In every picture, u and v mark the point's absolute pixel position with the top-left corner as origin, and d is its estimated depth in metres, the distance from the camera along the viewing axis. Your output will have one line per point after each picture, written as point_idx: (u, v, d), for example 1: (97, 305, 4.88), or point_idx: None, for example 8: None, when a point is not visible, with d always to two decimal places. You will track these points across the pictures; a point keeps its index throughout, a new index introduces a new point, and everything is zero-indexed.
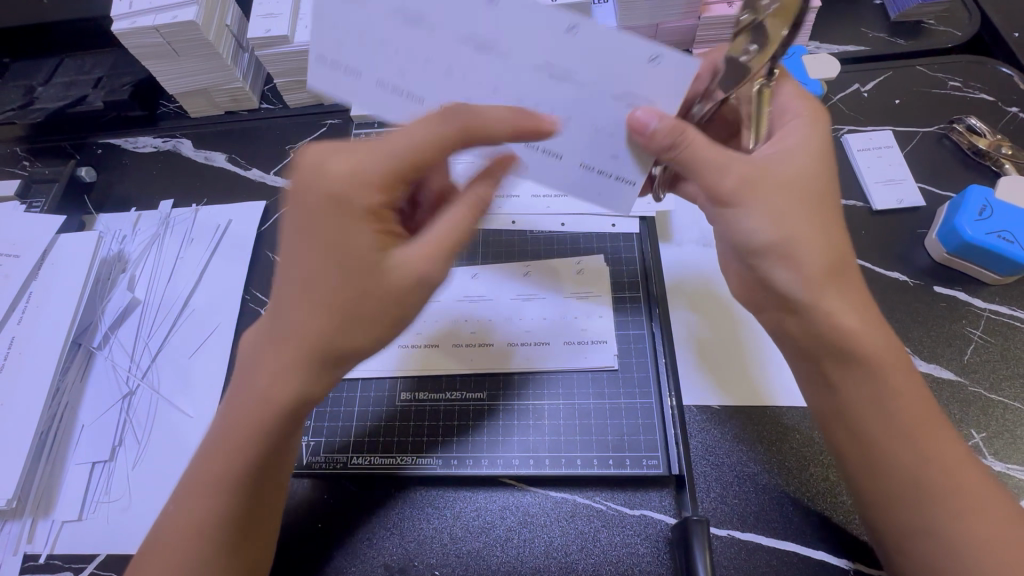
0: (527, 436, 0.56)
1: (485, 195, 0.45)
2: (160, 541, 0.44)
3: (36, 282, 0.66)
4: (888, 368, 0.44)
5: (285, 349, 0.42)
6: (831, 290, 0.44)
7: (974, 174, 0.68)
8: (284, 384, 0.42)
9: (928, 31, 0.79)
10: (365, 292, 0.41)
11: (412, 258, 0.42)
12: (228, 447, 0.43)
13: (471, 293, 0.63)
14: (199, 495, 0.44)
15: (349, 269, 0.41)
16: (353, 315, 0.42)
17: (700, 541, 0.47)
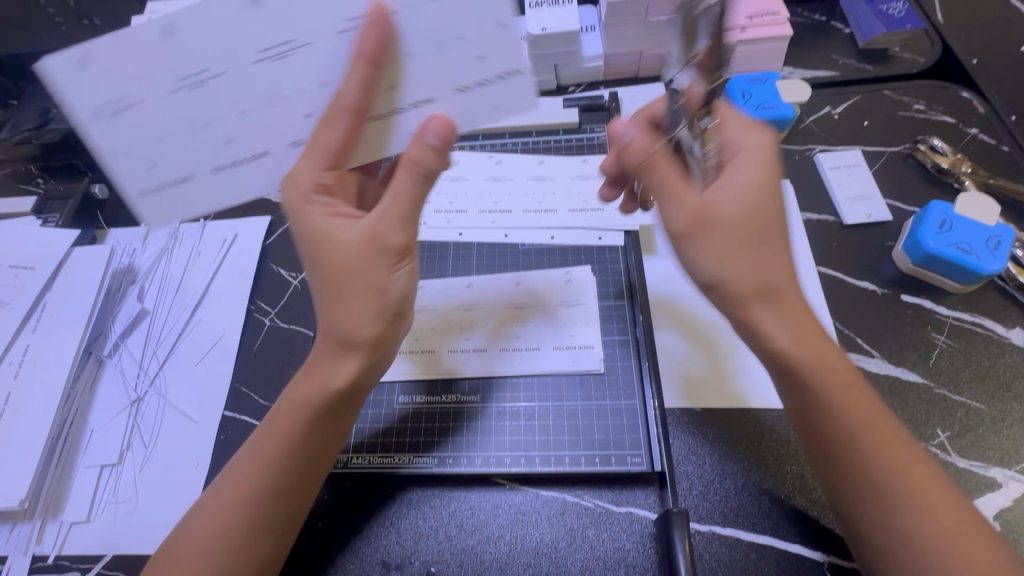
0: (518, 436, 0.59)
1: (423, 156, 0.46)
2: (202, 512, 0.49)
3: (51, 292, 0.70)
4: (840, 377, 0.46)
5: (328, 363, 0.49)
6: (770, 302, 0.46)
7: (937, 191, 0.73)
8: (348, 369, 0.50)
9: (895, 58, 0.84)
10: (353, 261, 0.48)
11: (380, 226, 0.48)
12: (285, 427, 0.50)
13: (465, 302, 0.67)
14: (245, 470, 0.50)
15: (345, 242, 0.48)
16: (354, 290, 0.48)
17: (681, 532, 0.50)
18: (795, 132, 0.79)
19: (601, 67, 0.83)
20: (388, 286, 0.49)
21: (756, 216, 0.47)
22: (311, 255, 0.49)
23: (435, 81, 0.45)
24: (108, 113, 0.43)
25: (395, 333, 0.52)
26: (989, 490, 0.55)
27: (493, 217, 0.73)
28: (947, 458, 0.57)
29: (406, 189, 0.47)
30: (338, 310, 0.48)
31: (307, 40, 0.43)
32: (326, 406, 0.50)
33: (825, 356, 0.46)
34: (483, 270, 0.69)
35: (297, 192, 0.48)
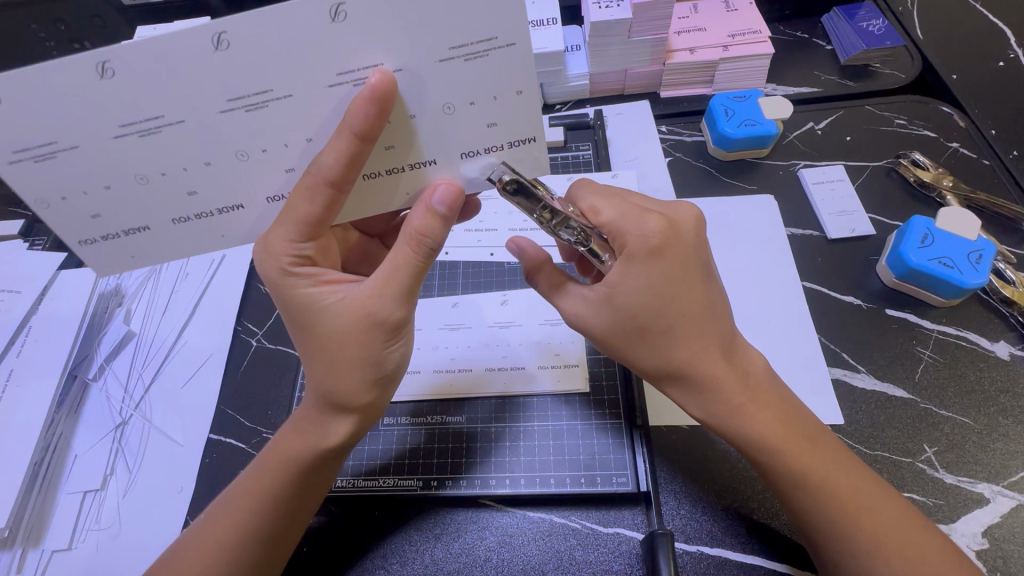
0: (504, 458, 0.59)
1: (428, 226, 0.45)
2: (184, 554, 0.49)
3: (37, 316, 0.69)
4: (757, 442, 0.49)
5: (313, 413, 0.51)
6: (675, 381, 0.51)
7: (920, 205, 0.74)
8: (345, 430, 0.51)
9: (876, 73, 0.85)
10: (347, 336, 0.47)
11: (374, 300, 0.47)
12: (279, 477, 0.50)
13: (450, 321, 0.67)
14: (233, 515, 0.50)
15: (336, 314, 0.48)
16: (349, 364, 0.48)
17: (666, 554, 0.50)
18: (779, 147, 0.80)
19: (586, 85, 0.84)
20: (384, 358, 0.49)
21: (658, 303, 0.48)
22: (304, 327, 0.49)
23: (430, 144, 0.44)
24: (45, 157, 0.40)
25: (391, 392, 0.53)
26: (977, 506, 0.55)
27: (479, 235, 0.74)
28: (934, 473, 0.56)
29: (405, 261, 0.46)
30: (318, 376, 0.49)
31: (284, 94, 0.39)
32: (318, 464, 0.51)
33: (741, 420, 0.50)
34: (469, 289, 0.70)
35: (283, 267, 0.48)
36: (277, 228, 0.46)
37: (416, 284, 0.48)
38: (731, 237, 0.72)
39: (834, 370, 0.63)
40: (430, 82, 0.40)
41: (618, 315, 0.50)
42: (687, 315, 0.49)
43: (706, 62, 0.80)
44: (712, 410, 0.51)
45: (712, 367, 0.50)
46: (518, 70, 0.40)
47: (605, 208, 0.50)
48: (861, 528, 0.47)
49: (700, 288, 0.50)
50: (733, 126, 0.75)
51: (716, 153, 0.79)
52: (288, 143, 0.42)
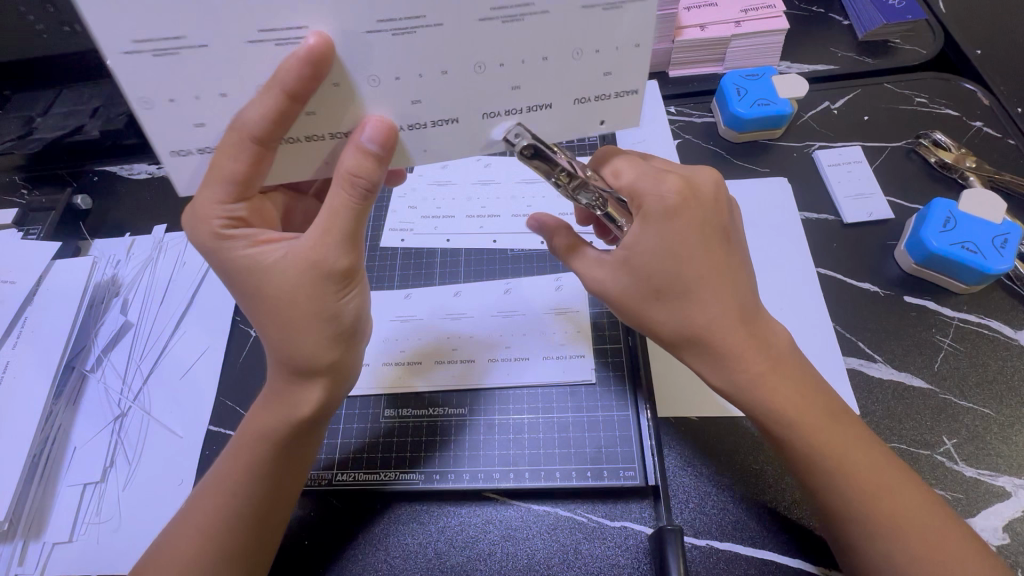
0: (508, 450, 0.58)
1: (360, 166, 0.42)
2: (169, 547, 0.48)
3: (31, 306, 0.68)
4: (781, 416, 0.47)
5: (297, 383, 0.50)
6: (695, 349, 0.48)
7: (941, 187, 0.71)
8: (318, 395, 0.50)
9: (896, 49, 0.81)
10: (294, 291, 0.46)
11: (317, 250, 0.45)
12: (253, 450, 0.49)
13: (453, 310, 0.65)
14: (216, 500, 0.49)
15: (279, 269, 0.46)
16: (300, 318, 0.47)
17: (675, 550, 0.49)
18: (793, 128, 0.76)
19: None
20: (338, 309, 0.48)
21: (674, 265, 0.46)
22: (247, 288, 0.48)
23: (549, 88, 0.43)
24: (168, 52, 0.38)
25: (357, 353, 0.53)
26: (998, 500, 0.53)
27: (482, 222, 0.72)
28: (954, 466, 0.55)
29: (342, 204, 0.44)
30: (274, 335, 0.48)
31: (435, 22, 0.39)
32: (293, 431, 0.50)
33: (763, 391, 0.47)
34: (472, 277, 0.67)
35: (214, 231, 0.46)
36: (206, 188, 0.45)
37: (359, 227, 0.46)
38: (743, 221, 0.70)
39: (849, 360, 0.61)
40: (565, 27, 0.41)
41: (635, 277, 0.48)
42: (706, 279, 0.46)
43: (718, 39, 0.77)
44: (735, 380, 0.48)
45: (735, 335, 0.47)
46: (641, 28, 0.42)
47: (625, 168, 0.49)
48: (875, 515, 0.45)
49: (721, 252, 0.47)
50: (745, 106, 0.72)
51: (727, 134, 0.76)
52: (424, 73, 0.41)
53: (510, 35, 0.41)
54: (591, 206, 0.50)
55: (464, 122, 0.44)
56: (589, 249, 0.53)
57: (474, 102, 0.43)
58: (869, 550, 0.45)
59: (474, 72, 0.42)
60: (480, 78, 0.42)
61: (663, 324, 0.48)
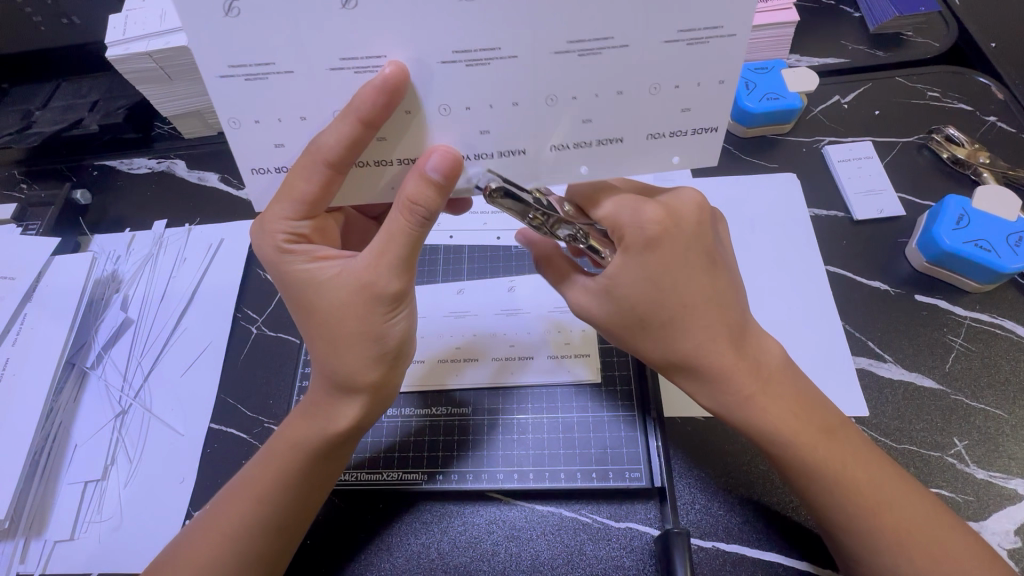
0: (512, 451, 0.57)
1: (420, 194, 0.41)
2: (189, 548, 0.47)
3: (31, 303, 0.67)
4: (777, 438, 0.46)
5: (334, 403, 0.49)
6: (684, 373, 0.48)
7: (953, 183, 0.69)
8: (353, 412, 0.49)
9: (908, 42, 0.80)
10: (345, 312, 0.45)
11: (373, 273, 0.45)
12: (286, 457, 0.49)
13: (456, 308, 0.64)
14: (236, 510, 0.48)
15: (333, 289, 0.46)
16: (350, 340, 0.46)
17: (682, 555, 0.48)
18: (802, 122, 0.75)
19: None
20: (386, 333, 0.46)
21: (657, 294, 0.46)
22: (302, 304, 0.47)
23: (625, 121, 0.42)
24: (258, 78, 0.39)
25: (400, 373, 0.51)
26: (1010, 503, 0.52)
27: (485, 218, 0.71)
28: (965, 468, 0.54)
29: (400, 231, 0.43)
30: (324, 354, 0.47)
31: (509, 53, 0.39)
32: (330, 447, 0.49)
33: (757, 415, 0.47)
34: (475, 274, 0.67)
35: (276, 245, 0.46)
36: (275, 204, 0.45)
37: (413, 254, 0.44)
38: (751, 218, 0.68)
39: (859, 359, 0.60)
40: (646, 60, 0.39)
41: (619, 308, 0.47)
42: (687, 306, 0.46)
43: None
44: (729, 403, 0.48)
45: (722, 358, 0.47)
46: (730, 61, 0.40)
47: (604, 199, 0.47)
48: (880, 523, 0.44)
49: (704, 279, 0.46)
50: (753, 101, 0.71)
51: (735, 129, 0.75)
52: (494, 104, 0.40)
53: (585, 67, 0.39)
54: (572, 239, 0.49)
55: (532, 155, 0.43)
56: (578, 275, 0.51)
57: (541, 134, 0.42)
58: (878, 556, 0.44)
59: (545, 104, 0.41)
60: (550, 110, 0.41)
61: (653, 352, 0.48)
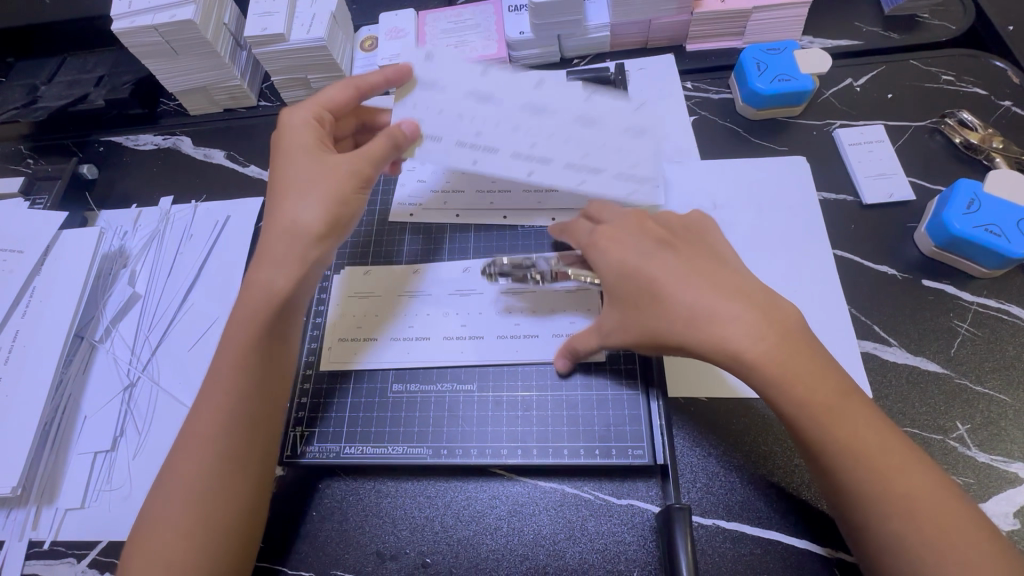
0: (516, 427, 0.57)
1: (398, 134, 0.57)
2: (173, 473, 0.49)
3: (40, 276, 0.68)
4: (774, 390, 0.45)
5: (275, 280, 0.53)
6: (690, 337, 0.47)
7: (965, 168, 0.69)
8: (268, 270, 0.54)
9: (924, 25, 0.78)
10: (309, 176, 0.56)
11: (338, 168, 0.56)
12: (237, 324, 0.53)
13: (459, 286, 0.64)
14: (214, 414, 0.50)
15: (307, 160, 0.57)
16: (304, 194, 0.55)
17: (683, 529, 0.49)
18: (815, 105, 0.74)
19: (607, 37, 0.78)
20: (336, 211, 0.56)
21: (641, 267, 0.50)
22: (279, 163, 0.58)
23: None
24: None
25: (335, 247, 0.57)
26: (1010, 486, 0.53)
27: (494, 198, 0.69)
28: (967, 451, 0.54)
29: (367, 155, 0.57)
30: (279, 202, 0.56)
31: None
32: (271, 316, 0.53)
33: (767, 374, 0.45)
34: (481, 253, 0.67)
35: (295, 114, 0.60)
36: (317, 91, 0.62)
37: (371, 173, 0.58)
38: (760, 201, 0.68)
39: (864, 343, 0.60)
40: None
41: (621, 310, 0.51)
42: (668, 281, 0.49)
43: (741, 10, 0.73)
44: (763, 371, 0.45)
45: (723, 316, 0.46)
46: None
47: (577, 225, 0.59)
48: (888, 491, 0.43)
49: (666, 258, 0.51)
50: (766, 82, 0.70)
51: (745, 111, 0.74)
52: None
53: None
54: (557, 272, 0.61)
55: None
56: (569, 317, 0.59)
57: None
58: (883, 530, 0.42)
59: None
60: None
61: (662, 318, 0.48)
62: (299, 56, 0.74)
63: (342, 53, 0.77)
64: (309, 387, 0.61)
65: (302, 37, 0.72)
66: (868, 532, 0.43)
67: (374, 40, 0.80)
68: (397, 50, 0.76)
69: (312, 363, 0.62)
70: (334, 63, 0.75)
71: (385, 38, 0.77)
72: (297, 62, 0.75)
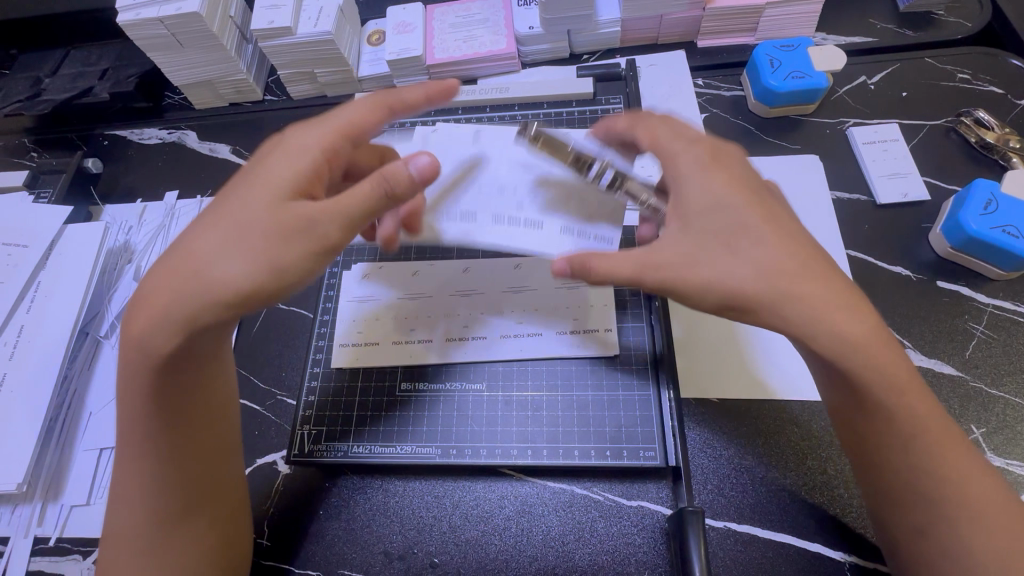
0: (525, 427, 0.57)
1: (397, 177, 0.44)
2: (127, 488, 0.47)
3: (44, 271, 0.67)
4: (874, 383, 0.42)
5: (151, 341, 0.43)
6: (794, 308, 0.41)
7: (980, 168, 0.68)
8: (146, 322, 0.43)
9: (939, 22, 0.77)
10: (252, 219, 0.42)
11: (285, 216, 0.43)
12: (127, 387, 0.46)
13: (477, 153, 0.53)
14: (137, 460, 0.46)
15: (256, 200, 0.43)
16: (233, 242, 0.42)
17: (695, 532, 0.48)
18: (827, 103, 0.73)
19: (617, 32, 0.77)
20: (271, 272, 0.42)
21: (734, 211, 0.43)
22: (222, 198, 0.45)
23: None
24: None
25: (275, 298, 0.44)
26: None
27: None
28: (981, 455, 0.53)
29: (346, 203, 0.44)
30: (202, 237, 0.43)
31: None
32: (158, 377, 0.45)
33: (875, 370, 0.42)
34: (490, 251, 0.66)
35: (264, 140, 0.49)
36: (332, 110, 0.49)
37: (334, 230, 0.43)
38: None
39: None
40: None
41: (694, 244, 0.42)
42: (770, 241, 0.42)
43: (754, 6, 0.72)
44: (863, 358, 0.41)
45: (829, 297, 0.41)
46: None
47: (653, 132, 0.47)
48: (956, 494, 0.42)
49: (771, 215, 0.43)
50: (779, 79, 0.69)
51: (757, 109, 0.73)
52: None
53: None
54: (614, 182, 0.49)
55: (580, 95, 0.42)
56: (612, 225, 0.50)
57: None
58: (944, 534, 0.42)
59: None
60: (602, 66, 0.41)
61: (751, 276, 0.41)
62: (306, 50, 0.73)
63: (350, 47, 0.76)
64: (316, 386, 0.60)
65: (310, 30, 0.71)
66: (927, 533, 0.42)
67: (382, 34, 0.79)
68: (405, 45, 0.75)
69: (320, 361, 0.62)
70: (342, 57, 0.74)
71: (393, 32, 0.76)
72: (304, 56, 0.74)
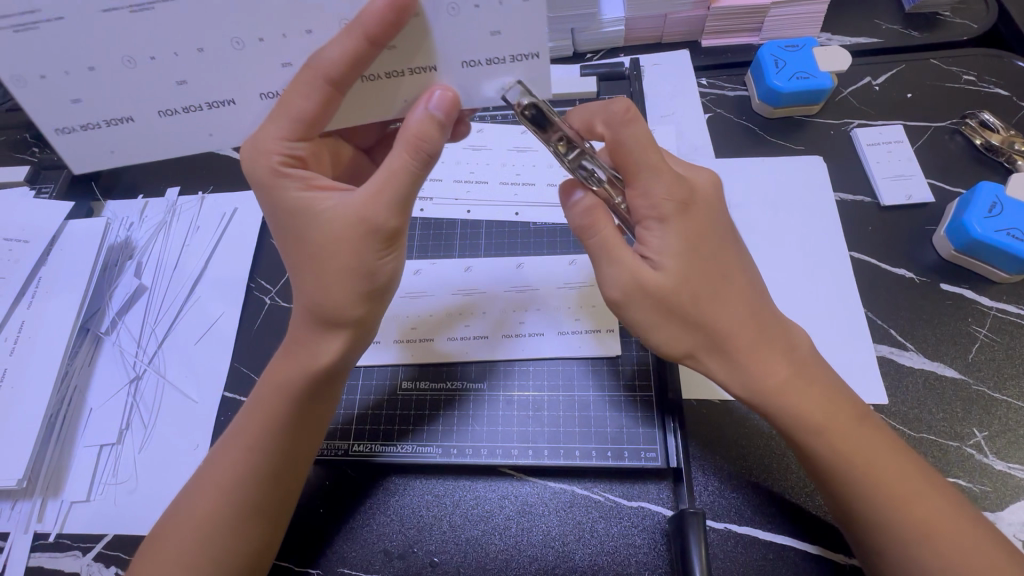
0: (527, 427, 0.57)
1: (426, 131, 0.43)
2: (194, 495, 0.48)
3: (46, 266, 0.67)
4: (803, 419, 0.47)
5: (322, 355, 0.49)
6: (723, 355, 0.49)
7: (985, 170, 0.67)
8: (330, 346, 0.49)
9: (945, 22, 0.77)
10: (337, 244, 0.46)
11: (369, 207, 0.45)
12: (265, 408, 0.49)
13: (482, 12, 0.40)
14: (229, 464, 0.48)
15: (330, 220, 0.46)
16: (338, 274, 0.46)
17: (696, 535, 0.48)
18: (832, 104, 0.73)
19: (621, 31, 0.76)
20: (376, 270, 0.47)
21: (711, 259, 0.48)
22: (293, 232, 0.48)
23: None
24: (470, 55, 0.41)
25: (383, 307, 0.51)
26: None
27: (515, 190, 0.69)
28: (983, 459, 0.53)
29: (401, 167, 0.44)
30: (306, 282, 0.48)
31: None
32: (311, 389, 0.49)
33: (783, 398, 0.47)
34: (492, 250, 0.66)
35: (271, 166, 0.46)
36: (270, 124, 0.45)
37: (412, 194, 0.45)
38: (775, 203, 0.67)
39: (880, 347, 0.59)
40: None
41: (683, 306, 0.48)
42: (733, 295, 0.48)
43: (759, 6, 0.72)
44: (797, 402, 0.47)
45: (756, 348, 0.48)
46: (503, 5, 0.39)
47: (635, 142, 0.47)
48: (910, 511, 0.44)
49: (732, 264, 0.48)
50: (783, 79, 0.69)
51: (761, 109, 0.72)
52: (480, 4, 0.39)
53: None
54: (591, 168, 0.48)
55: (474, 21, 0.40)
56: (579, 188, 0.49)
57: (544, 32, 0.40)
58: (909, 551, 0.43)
59: None
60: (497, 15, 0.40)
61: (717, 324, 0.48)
62: None
63: None
64: None
65: None
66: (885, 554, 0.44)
67: None
68: None
69: None
70: None
71: None
72: None
